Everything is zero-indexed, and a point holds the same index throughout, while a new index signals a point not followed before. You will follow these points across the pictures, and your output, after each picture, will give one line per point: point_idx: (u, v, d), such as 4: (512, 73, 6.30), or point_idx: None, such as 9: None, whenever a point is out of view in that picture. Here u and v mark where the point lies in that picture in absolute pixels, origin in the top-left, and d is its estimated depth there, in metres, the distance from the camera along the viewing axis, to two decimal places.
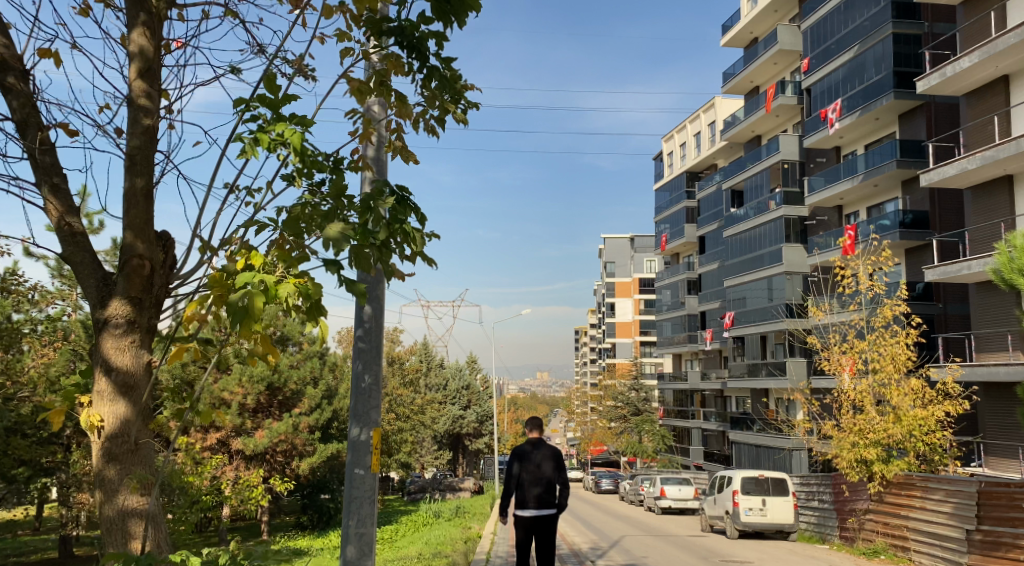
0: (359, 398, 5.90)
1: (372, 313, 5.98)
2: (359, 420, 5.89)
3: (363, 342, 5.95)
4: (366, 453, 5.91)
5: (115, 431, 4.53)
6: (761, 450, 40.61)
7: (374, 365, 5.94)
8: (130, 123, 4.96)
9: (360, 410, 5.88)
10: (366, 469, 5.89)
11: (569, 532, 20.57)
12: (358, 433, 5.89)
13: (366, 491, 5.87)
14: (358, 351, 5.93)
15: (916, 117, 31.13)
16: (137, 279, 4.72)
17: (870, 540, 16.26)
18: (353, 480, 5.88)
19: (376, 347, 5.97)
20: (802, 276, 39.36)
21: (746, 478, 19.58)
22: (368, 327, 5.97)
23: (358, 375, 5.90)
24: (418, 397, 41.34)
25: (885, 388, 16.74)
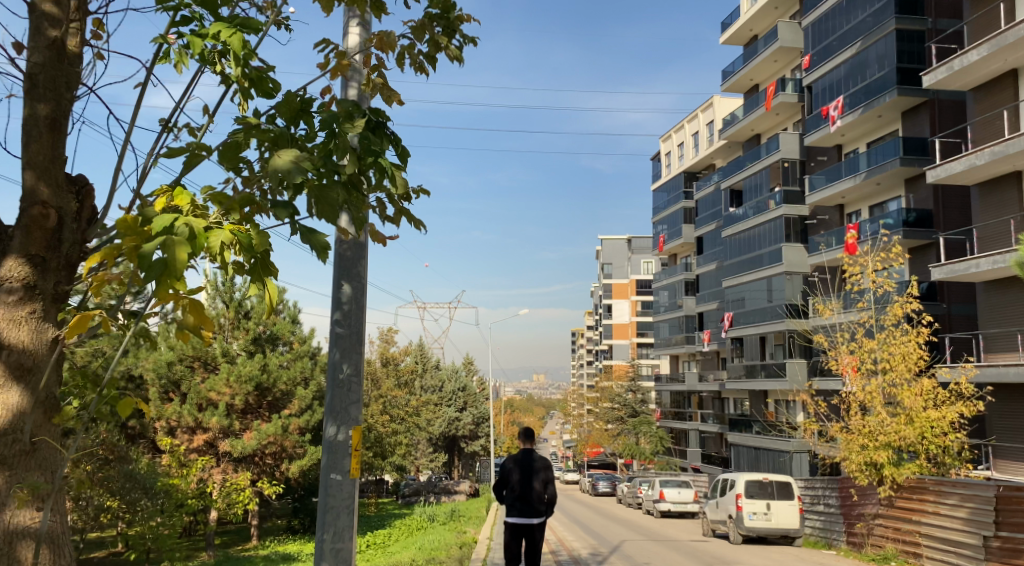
0: (337, 392, 5.33)
1: (352, 295, 5.45)
2: (336, 418, 5.32)
3: (340, 329, 5.39)
4: (345, 456, 5.32)
5: (4, 427, 3.76)
6: (760, 453, 40.09)
7: (355, 354, 5.38)
8: (31, 35, 4.14)
9: (337, 406, 5.33)
10: (344, 475, 5.28)
11: (567, 537, 19.92)
12: (336, 431, 5.32)
13: (345, 498, 5.27)
14: (335, 334, 5.37)
15: (920, 114, 30.63)
16: (39, 233, 3.97)
17: (879, 545, 15.68)
18: (327, 488, 5.27)
19: (358, 333, 5.43)
20: (802, 276, 38.86)
21: (750, 481, 19.03)
22: (348, 311, 5.43)
23: (335, 365, 5.35)
24: (412, 399, 40.59)
25: (897, 389, 16.11)
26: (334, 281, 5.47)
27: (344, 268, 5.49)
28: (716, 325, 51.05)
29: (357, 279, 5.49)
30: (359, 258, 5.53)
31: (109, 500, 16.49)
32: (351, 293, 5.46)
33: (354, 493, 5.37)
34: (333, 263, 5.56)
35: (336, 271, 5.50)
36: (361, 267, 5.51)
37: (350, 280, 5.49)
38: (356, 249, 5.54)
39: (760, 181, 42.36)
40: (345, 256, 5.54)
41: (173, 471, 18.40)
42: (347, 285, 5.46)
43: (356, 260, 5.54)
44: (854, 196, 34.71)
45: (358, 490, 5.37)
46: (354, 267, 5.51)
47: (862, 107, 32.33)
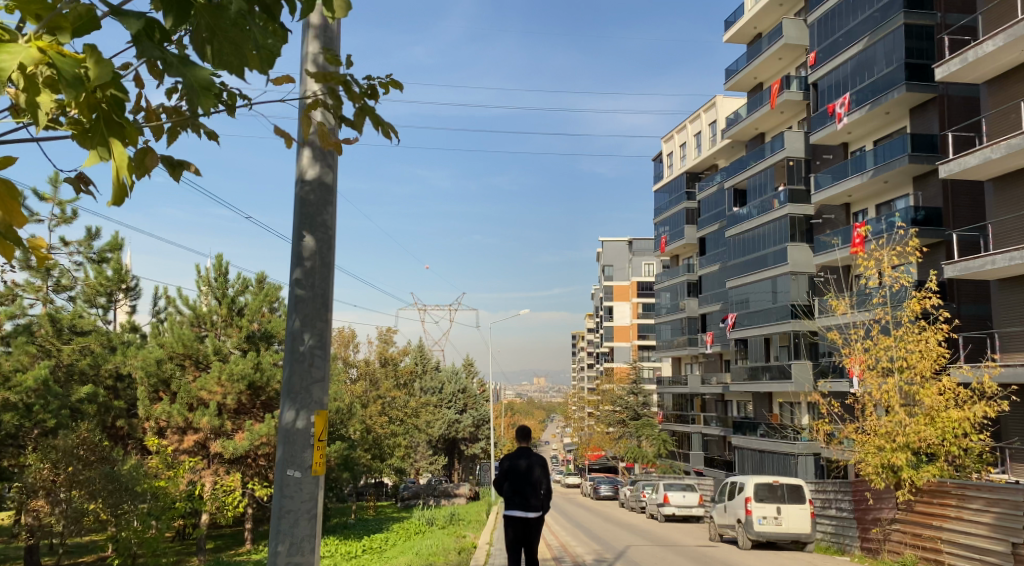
0: (296, 368, 4.67)
1: (316, 247, 4.80)
2: (295, 402, 4.66)
3: (301, 291, 4.76)
4: (305, 449, 4.67)
5: None
6: (764, 456, 39.45)
7: (319, 325, 4.75)
8: None
9: (295, 388, 4.66)
10: (305, 471, 4.64)
11: (569, 541, 19.32)
12: (293, 419, 4.65)
13: (305, 501, 4.61)
14: (295, 298, 4.74)
15: (928, 111, 29.98)
16: None
17: (897, 552, 14.97)
18: (281, 484, 4.63)
19: (323, 298, 4.81)
20: (807, 276, 38.18)
21: (759, 484, 18.37)
22: (312, 268, 4.79)
23: (295, 336, 4.69)
24: (411, 401, 39.72)
25: (915, 388, 15.38)
26: (294, 231, 4.81)
27: (305, 218, 4.81)
28: (720, 327, 50.38)
29: (321, 231, 4.82)
30: (323, 206, 4.86)
31: (90, 502, 15.80)
32: (316, 246, 4.82)
33: (318, 495, 4.73)
34: (293, 209, 4.88)
35: (296, 220, 4.83)
36: (327, 215, 4.85)
37: (312, 230, 4.82)
38: (321, 194, 4.86)
39: (764, 180, 41.67)
40: (306, 201, 4.86)
41: (161, 473, 17.80)
42: (310, 237, 4.81)
43: (321, 207, 4.86)
44: (861, 194, 33.97)
45: (323, 487, 4.73)
46: (318, 215, 4.84)
47: (869, 103, 31.67)
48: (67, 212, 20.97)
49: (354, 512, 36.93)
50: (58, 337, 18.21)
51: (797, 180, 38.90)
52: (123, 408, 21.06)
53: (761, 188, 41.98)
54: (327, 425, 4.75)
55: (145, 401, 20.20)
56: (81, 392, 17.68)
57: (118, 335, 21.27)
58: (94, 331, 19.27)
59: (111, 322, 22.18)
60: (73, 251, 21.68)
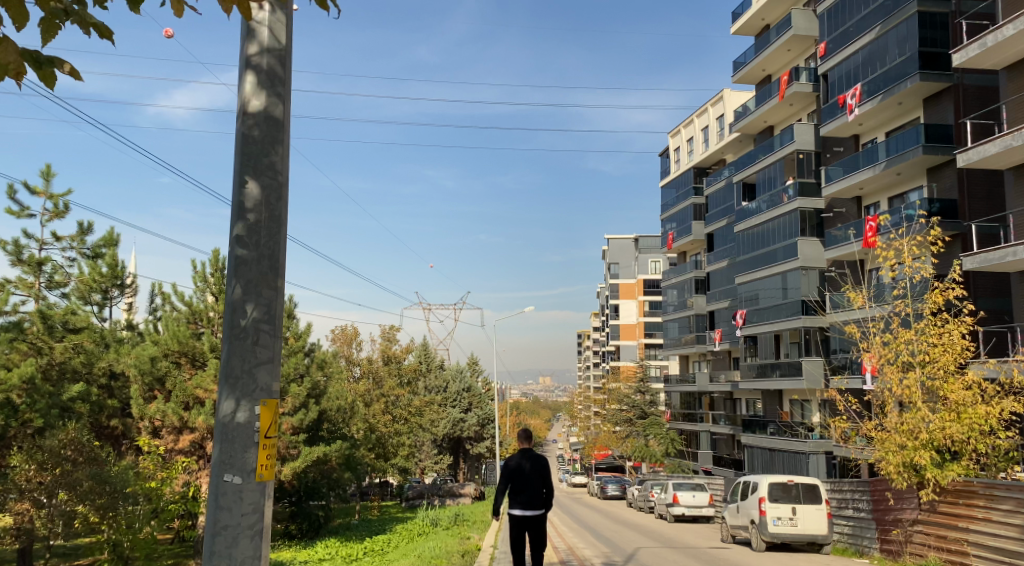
0: (236, 346, 4.31)
1: (260, 194, 4.46)
2: (234, 390, 4.29)
3: (244, 251, 4.41)
4: (248, 448, 4.30)
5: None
6: (775, 455, 38.74)
7: (265, 295, 4.39)
8: None
9: (235, 373, 4.30)
10: (246, 477, 4.26)
11: (576, 543, 18.73)
12: (232, 411, 4.28)
13: (245, 514, 4.24)
14: (234, 260, 4.38)
15: (943, 101, 29.23)
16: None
17: (919, 555, 14.31)
18: (217, 491, 4.25)
19: (270, 258, 4.45)
20: (818, 272, 37.47)
21: (773, 484, 17.70)
22: (257, 221, 4.45)
23: (235, 308, 4.35)
24: (416, 400, 38.57)
25: (937, 382, 14.70)
26: (236, 175, 4.45)
27: (248, 160, 4.46)
28: (728, 324, 49.64)
29: (267, 175, 4.48)
30: (270, 148, 4.51)
31: (79, 505, 15.20)
32: (261, 192, 4.47)
33: (263, 505, 4.33)
34: (235, 145, 4.54)
35: (237, 163, 4.47)
36: (274, 156, 4.51)
37: (257, 175, 4.48)
38: (269, 134, 4.51)
39: (773, 174, 40.88)
40: (251, 137, 4.51)
41: (153, 474, 17.24)
42: (253, 182, 4.47)
43: (268, 147, 4.51)
44: (873, 187, 33.21)
45: (271, 496, 4.35)
46: (263, 154, 4.50)
47: (882, 94, 30.92)
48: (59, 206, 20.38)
49: (358, 513, 36.39)
50: (51, 334, 17.61)
51: (807, 174, 38.12)
52: (116, 407, 20.49)
53: (770, 182, 41.24)
54: (276, 416, 4.38)
55: (138, 400, 19.82)
56: (72, 390, 17.10)
57: (113, 331, 20.78)
58: (88, 327, 18.64)
59: (106, 319, 21.57)
60: (66, 247, 21.13)
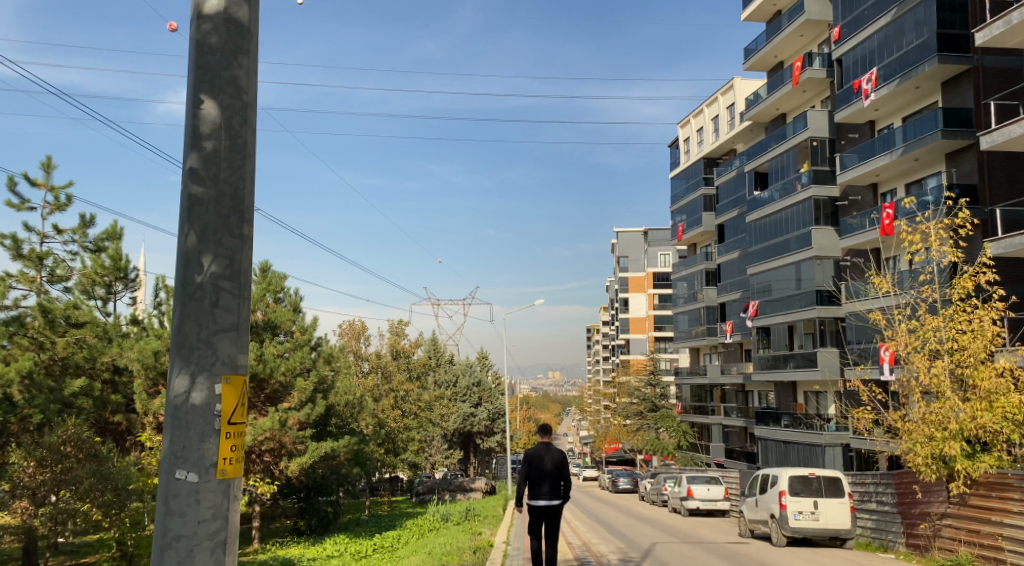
0: (189, 308, 3.57)
1: (219, 116, 3.73)
2: (190, 363, 3.57)
3: (199, 189, 3.69)
4: (207, 439, 3.55)
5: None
6: (789, 447, 38.16)
7: (226, 244, 3.68)
8: None
9: (189, 342, 3.57)
10: (204, 474, 3.49)
11: (591, 539, 18.16)
12: (187, 391, 3.55)
13: (204, 522, 3.47)
14: (188, 199, 3.66)
15: (962, 84, 28.50)
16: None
17: (949, 549, 13.78)
18: (168, 492, 3.49)
19: (232, 198, 3.73)
20: (833, 261, 36.79)
21: (793, 478, 17.14)
22: (215, 151, 3.73)
23: (190, 260, 3.62)
24: (426, 394, 38.07)
25: (968, 371, 14.07)
26: (189, 94, 3.74)
27: (204, 75, 3.73)
28: (740, 316, 48.96)
29: (228, 93, 3.75)
30: (231, 60, 3.78)
31: (80, 503, 14.85)
32: (220, 114, 3.74)
33: (227, 509, 3.57)
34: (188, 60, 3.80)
35: (190, 80, 3.74)
36: (237, 70, 3.78)
37: (215, 93, 3.76)
38: (231, 41, 3.79)
39: (787, 162, 40.13)
40: (207, 47, 3.77)
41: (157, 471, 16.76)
42: (211, 102, 3.74)
43: (229, 59, 3.78)
44: (890, 173, 32.50)
45: (236, 497, 3.58)
46: (222, 70, 3.77)
47: (899, 78, 30.21)
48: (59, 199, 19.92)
49: (368, 508, 35.97)
50: (52, 329, 17.16)
51: (821, 161, 37.42)
52: (120, 402, 20.14)
53: (783, 170, 40.54)
54: (243, 397, 3.64)
55: (142, 395, 19.43)
56: (73, 385, 16.60)
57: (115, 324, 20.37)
58: (91, 322, 18.32)
59: (110, 314, 21.15)
60: (67, 240, 20.71)
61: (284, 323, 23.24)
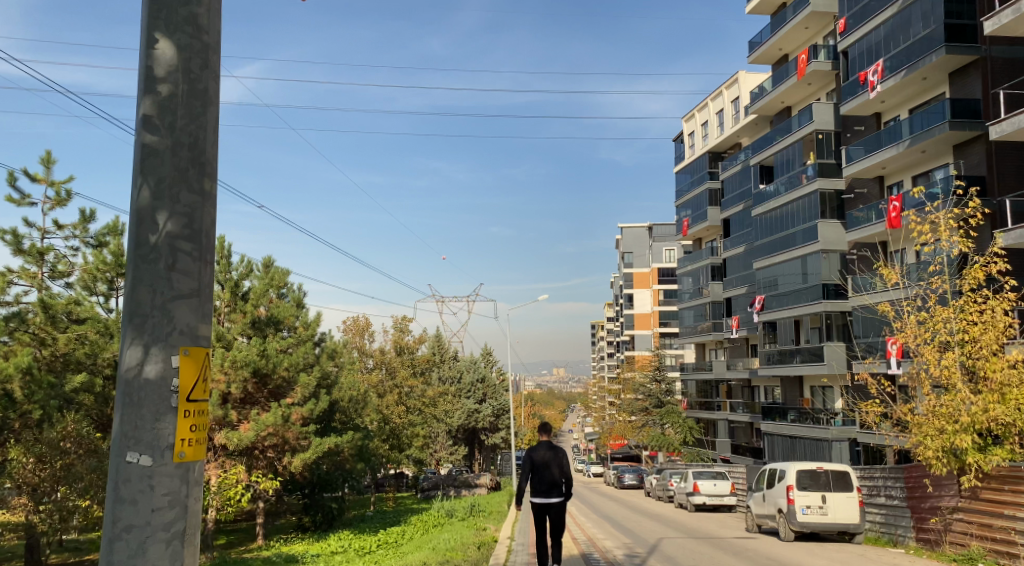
0: (142, 271, 3.24)
1: (176, 57, 3.40)
2: (142, 333, 3.23)
3: (153, 138, 3.35)
4: (161, 418, 3.21)
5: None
6: (795, 442, 37.95)
7: (184, 199, 3.36)
8: None
9: (142, 310, 3.22)
10: (158, 458, 3.16)
11: (596, 535, 17.99)
12: (139, 363, 3.21)
13: (159, 511, 3.14)
14: (140, 148, 3.32)
15: (970, 75, 28.19)
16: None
17: (960, 544, 13.55)
18: (118, 477, 3.15)
19: (190, 149, 3.40)
20: (839, 254, 36.50)
21: (801, 472, 16.92)
22: (171, 96, 3.39)
23: (144, 218, 3.29)
24: (430, 389, 37.96)
25: (980, 363, 13.83)
26: (144, 31, 3.40)
27: (159, 11, 3.40)
28: (746, 311, 48.71)
29: (186, 31, 3.42)
30: None
31: (80, 499, 15.49)
32: (177, 54, 3.41)
33: (185, 495, 3.25)
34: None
35: (144, 16, 3.40)
36: (196, 6, 3.44)
37: (171, 31, 3.42)
38: None
39: (792, 155, 39.84)
40: None
41: None
42: (166, 42, 3.41)
43: None
44: (896, 165, 32.20)
45: (194, 484, 3.25)
46: (180, 7, 3.43)
47: (906, 69, 29.89)
48: (59, 194, 19.79)
49: (373, 505, 35.83)
50: (53, 325, 16.92)
51: (827, 154, 37.11)
52: None
53: (788, 163, 40.25)
54: (202, 372, 3.31)
55: None
56: (73, 381, 16.45)
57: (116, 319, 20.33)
58: (94, 317, 18.07)
59: (112, 310, 21.05)
60: (69, 235, 20.58)
61: (287, 319, 23.09)
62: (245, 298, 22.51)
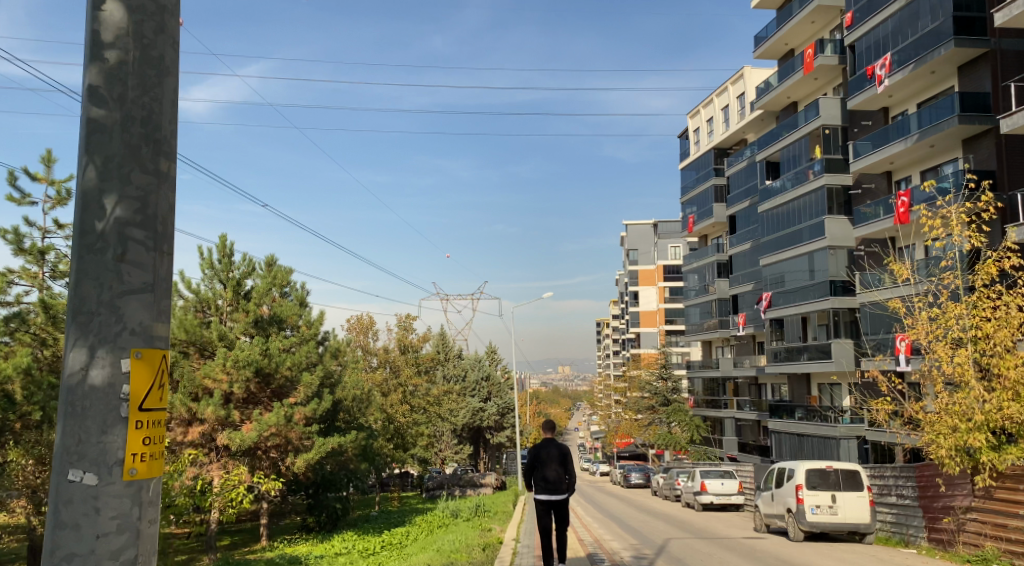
0: (87, 263, 2.86)
1: (126, 21, 3.01)
2: (88, 334, 2.85)
3: (100, 112, 2.96)
4: (109, 431, 2.82)
5: None
6: (803, 441, 37.67)
7: (136, 182, 2.97)
8: None
9: (87, 307, 2.84)
10: (104, 476, 2.77)
11: (603, 535, 17.78)
12: (84, 368, 2.83)
13: (106, 535, 2.75)
14: (85, 124, 2.94)
15: (979, 68, 27.85)
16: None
17: (974, 544, 13.31)
18: (59, 497, 2.77)
19: (143, 124, 3.01)
20: (846, 251, 36.19)
21: (810, 471, 16.68)
22: (120, 64, 3.00)
23: (90, 203, 2.91)
24: (434, 388, 37.78)
25: (994, 360, 13.54)
26: None
27: None
28: (752, 309, 48.40)
29: None
30: None
31: None
32: (127, 17, 3.02)
33: (138, 518, 2.85)
34: None
35: None
36: None
37: None
38: None
39: (798, 151, 39.53)
40: None
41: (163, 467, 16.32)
42: (115, 5, 3.02)
43: None
44: (904, 160, 31.87)
45: (148, 504, 2.86)
46: None
47: (914, 62, 29.56)
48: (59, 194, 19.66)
49: (378, 504, 35.64)
50: (54, 325, 16.56)
51: (834, 149, 36.79)
52: None
53: (795, 159, 39.94)
54: (158, 378, 2.93)
55: None
56: None
57: None
58: None
59: None
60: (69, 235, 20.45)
61: (289, 318, 22.85)
62: (248, 297, 22.36)
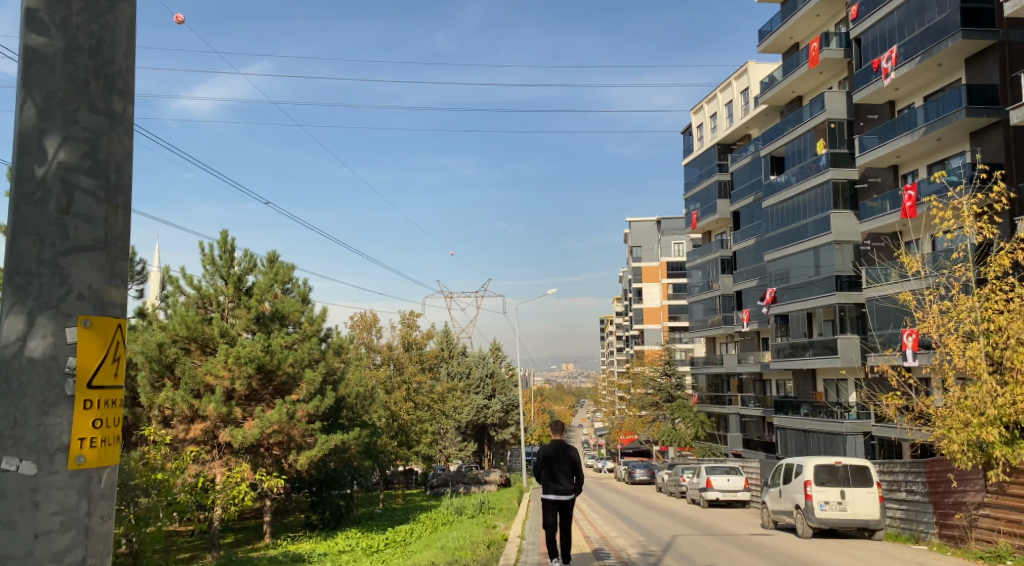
0: (25, 215, 2.56)
1: None
2: (27, 296, 2.55)
3: (40, 40, 2.65)
4: (50, 411, 2.51)
5: None
6: (809, 437, 37.47)
7: (81, 120, 2.66)
8: None
9: (25, 266, 2.54)
10: (44, 463, 2.46)
11: (608, 532, 17.55)
12: (22, 337, 2.53)
13: (46, 529, 2.44)
14: (23, 54, 2.63)
15: (987, 60, 27.57)
16: None
17: (987, 541, 13.11)
18: None
19: (90, 55, 2.70)
20: (852, 245, 35.94)
21: (819, 467, 16.52)
22: None
23: (28, 145, 2.60)
24: (438, 385, 37.59)
25: (1006, 354, 13.28)
26: None
27: None
28: (757, 304, 48.14)
29: None
30: None
31: None
32: None
33: (85, 511, 2.54)
34: None
35: None
36: None
37: None
38: None
39: (803, 145, 39.25)
40: None
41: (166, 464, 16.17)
42: None
43: None
44: (911, 154, 31.60)
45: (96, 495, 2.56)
46: None
47: (920, 55, 29.27)
48: None
49: (381, 502, 35.48)
50: None
51: (839, 143, 36.52)
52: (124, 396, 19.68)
53: (799, 154, 39.67)
54: (108, 350, 2.63)
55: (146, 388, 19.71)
56: None
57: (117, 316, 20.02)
58: None
59: None
60: None
61: (292, 315, 22.59)
62: (249, 293, 22.20)
